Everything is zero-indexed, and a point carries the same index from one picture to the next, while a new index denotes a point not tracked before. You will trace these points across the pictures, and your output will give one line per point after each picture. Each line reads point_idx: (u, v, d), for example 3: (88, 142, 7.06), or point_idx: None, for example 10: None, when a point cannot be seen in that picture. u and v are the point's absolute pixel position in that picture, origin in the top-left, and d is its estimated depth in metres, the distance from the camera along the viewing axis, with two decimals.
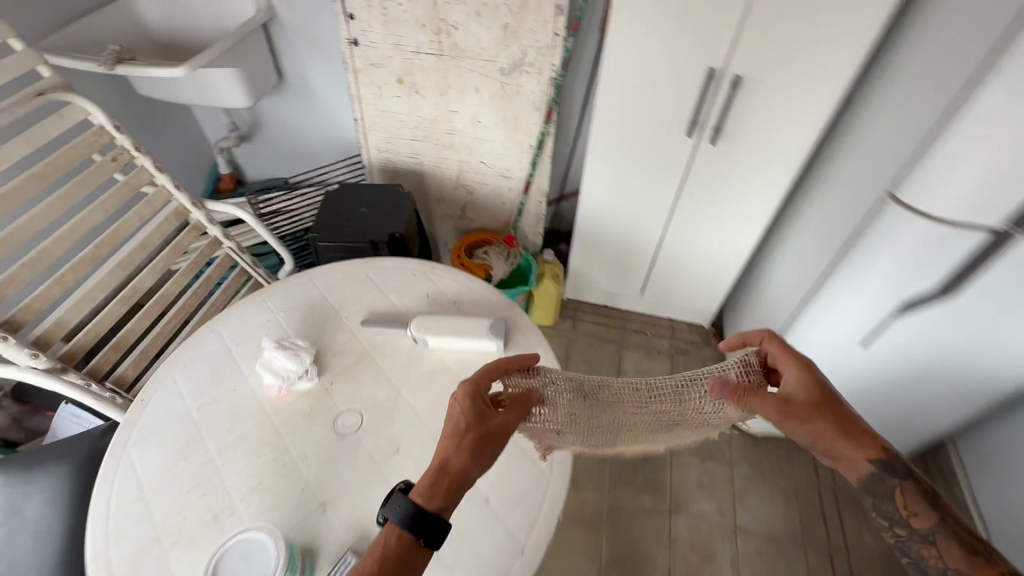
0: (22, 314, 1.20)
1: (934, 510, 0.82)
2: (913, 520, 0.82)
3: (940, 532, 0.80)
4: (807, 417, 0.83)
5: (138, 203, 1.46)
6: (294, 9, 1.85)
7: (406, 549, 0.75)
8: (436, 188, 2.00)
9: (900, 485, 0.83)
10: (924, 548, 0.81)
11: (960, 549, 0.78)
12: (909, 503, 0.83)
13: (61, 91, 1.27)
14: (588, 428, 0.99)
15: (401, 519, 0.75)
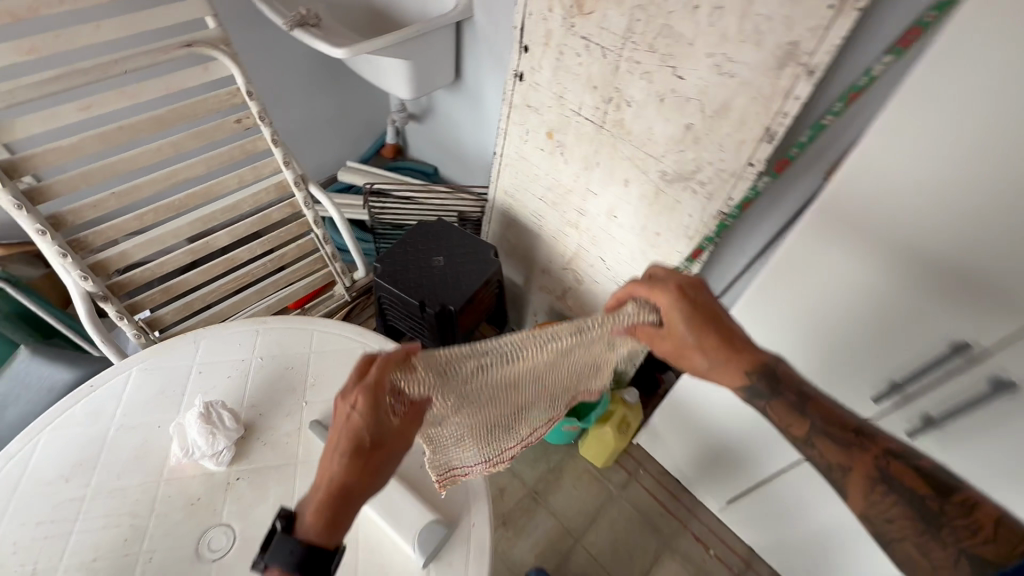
0: (93, 237, 1.27)
1: (807, 418, 0.82)
2: (794, 431, 0.83)
3: (817, 433, 0.80)
4: (685, 344, 0.87)
5: (245, 167, 1.45)
6: (490, 16, 1.66)
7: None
8: (545, 257, 1.69)
9: (772, 401, 0.85)
10: (814, 450, 0.80)
11: (839, 447, 0.78)
12: (778, 411, 0.85)
13: (207, 47, 1.26)
14: (474, 395, 0.83)
15: (291, 558, 0.69)
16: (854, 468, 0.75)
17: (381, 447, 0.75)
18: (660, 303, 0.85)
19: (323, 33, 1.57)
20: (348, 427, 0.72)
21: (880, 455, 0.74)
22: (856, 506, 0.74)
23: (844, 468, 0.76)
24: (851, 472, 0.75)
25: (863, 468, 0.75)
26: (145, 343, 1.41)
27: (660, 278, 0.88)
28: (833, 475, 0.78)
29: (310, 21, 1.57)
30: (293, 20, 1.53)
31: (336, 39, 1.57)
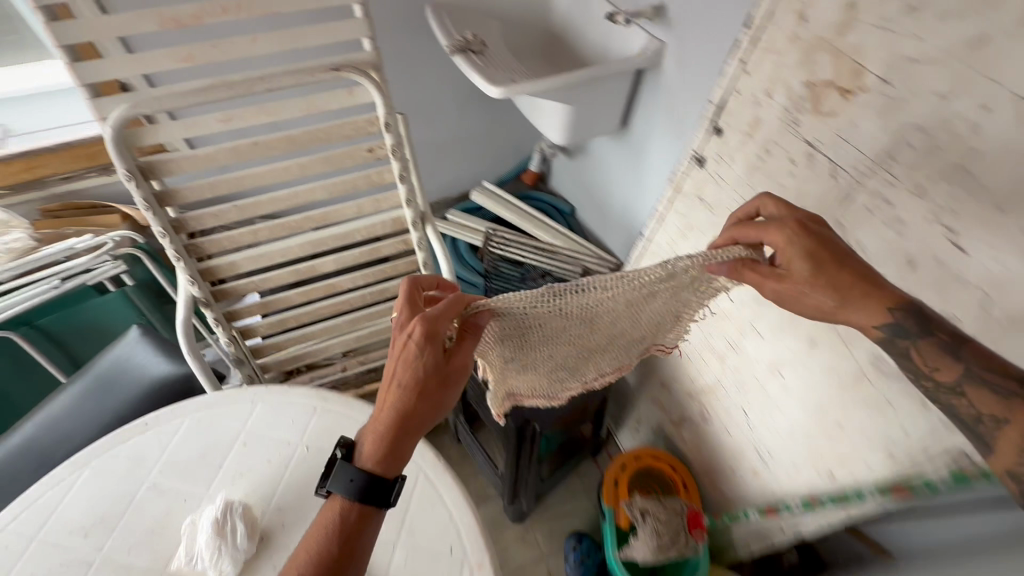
0: (208, 244, 1.25)
1: (961, 361, 0.66)
2: (940, 377, 0.67)
3: (969, 378, 0.64)
4: (807, 285, 0.73)
5: (366, 197, 1.35)
6: (680, 69, 1.35)
7: (361, 507, 0.76)
8: (669, 370, 1.38)
9: (917, 343, 0.69)
10: (958, 401, 0.65)
11: (994, 396, 0.62)
12: (928, 353, 0.68)
13: (355, 73, 1.15)
14: (531, 336, 0.83)
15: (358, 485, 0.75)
16: (1007, 423, 0.60)
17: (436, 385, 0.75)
18: (773, 241, 0.75)
19: (484, 62, 1.40)
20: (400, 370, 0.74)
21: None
22: (998, 464, 0.61)
23: (995, 421, 0.62)
24: (1003, 426, 0.61)
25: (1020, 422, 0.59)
26: (235, 351, 1.40)
27: (769, 214, 0.79)
28: (983, 427, 0.63)
29: (474, 47, 1.40)
30: (457, 45, 1.38)
31: (496, 71, 1.38)
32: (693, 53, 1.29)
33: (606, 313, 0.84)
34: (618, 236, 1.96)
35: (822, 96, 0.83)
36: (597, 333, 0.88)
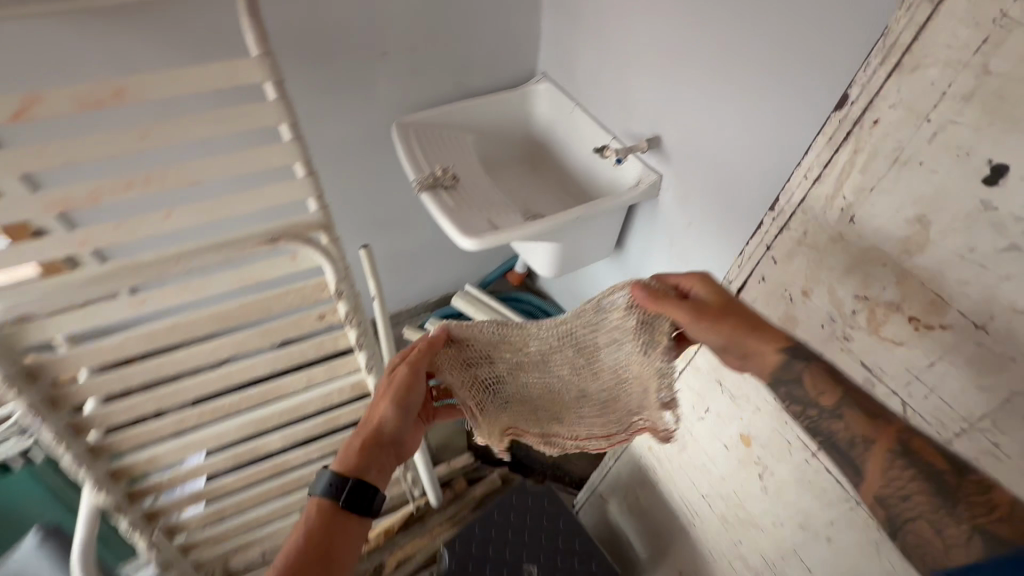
0: (119, 441, 1.02)
1: (841, 384, 0.64)
2: (823, 401, 0.65)
3: (845, 400, 0.64)
4: (717, 315, 0.71)
5: (318, 365, 1.13)
6: (680, 206, 1.18)
7: (337, 512, 0.75)
8: (687, 560, 1.14)
9: (806, 367, 0.67)
10: (833, 423, 0.64)
11: (864, 416, 0.62)
12: (814, 380, 0.66)
13: (296, 242, 0.96)
14: (491, 363, 0.87)
15: (328, 489, 0.75)
16: (875, 443, 0.60)
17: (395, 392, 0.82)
18: (693, 284, 0.74)
19: (457, 201, 1.22)
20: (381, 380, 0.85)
21: (902, 428, 0.59)
22: (869, 487, 0.60)
23: (863, 441, 0.61)
24: (871, 446, 0.60)
25: (884, 442, 0.60)
26: (158, 557, 1.14)
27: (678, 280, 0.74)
28: (854, 452, 0.62)
29: (446, 183, 1.22)
30: (425, 183, 1.20)
31: (471, 213, 1.20)
32: (697, 193, 1.12)
33: (558, 362, 0.86)
34: None
35: (883, 319, 0.64)
36: (560, 386, 0.90)
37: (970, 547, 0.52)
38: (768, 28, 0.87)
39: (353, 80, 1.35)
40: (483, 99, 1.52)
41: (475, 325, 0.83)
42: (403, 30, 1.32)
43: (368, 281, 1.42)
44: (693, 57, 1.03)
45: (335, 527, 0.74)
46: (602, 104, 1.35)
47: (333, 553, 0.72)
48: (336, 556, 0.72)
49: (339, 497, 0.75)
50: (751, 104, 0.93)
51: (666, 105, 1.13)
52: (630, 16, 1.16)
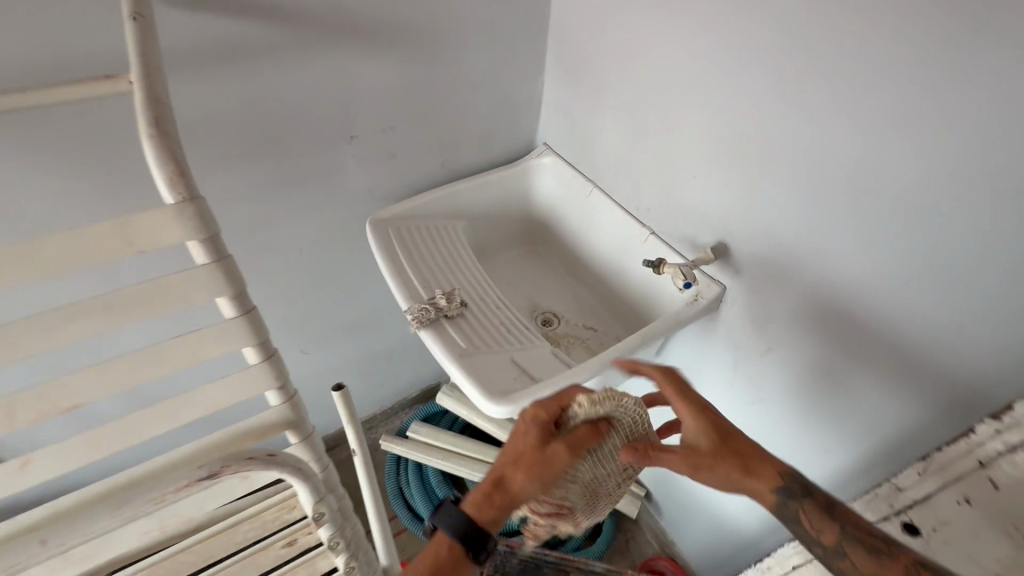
0: None
1: (835, 519, 0.63)
2: (823, 540, 0.63)
3: (849, 539, 0.61)
4: (713, 461, 0.64)
5: None
6: (755, 323, 0.94)
7: (458, 565, 0.67)
8: None
9: (802, 504, 0.64)
10: (842, 562, 0.61)
11: (873, 558, 0.59)
12: (813, 517, 0.63)
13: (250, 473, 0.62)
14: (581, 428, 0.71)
15: (455, 527, 0.67)
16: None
17: (545, 472, 0.68)
18: (680, 410, 0.69)
19: (468, 335, 0.92)
20: (517, 436, 0.70)
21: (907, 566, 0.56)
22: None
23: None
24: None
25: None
26: None
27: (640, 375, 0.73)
28: None
29: (453, 313, 0.93)
30: (426, 317, 0.90)
31: (491, 350, 0.91)
32: (784, 316, 0.87)
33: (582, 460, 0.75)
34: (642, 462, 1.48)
35: None
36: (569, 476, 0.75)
37: None
38: (922, 137, 0.62)
39: (311, 169, 1.04)
40: (476, 179, 1.23)
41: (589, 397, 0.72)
42: (374, 105, 1.02)
43: (345, 426, 1.06)
44: (784, 159, 0.78)
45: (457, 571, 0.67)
46: (636, 190, 1.10)
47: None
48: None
49: (466, 552, 0.67)
50: (881, 230, 0.69)
51: (737, 209, 0.89)
52: (682, 95, 0.91)
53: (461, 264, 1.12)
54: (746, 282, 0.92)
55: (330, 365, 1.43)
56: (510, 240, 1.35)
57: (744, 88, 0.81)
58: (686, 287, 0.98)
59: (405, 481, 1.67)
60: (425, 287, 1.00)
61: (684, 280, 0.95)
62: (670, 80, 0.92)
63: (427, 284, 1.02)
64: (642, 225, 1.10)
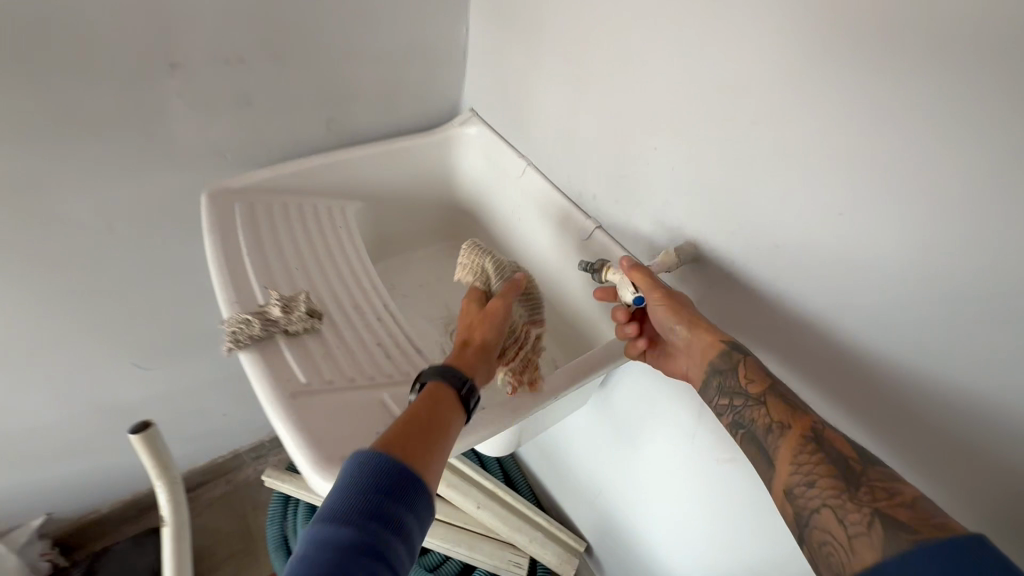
0: None
1: (771, 375, 0.56)
2: (750, 390, 0.55)
3: (774, 391, 0.54)
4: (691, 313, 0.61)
5: None
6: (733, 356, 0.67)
7: (456, 409, 0.56)
8: None
9: (745, 356, 0.57)
10: (757, 412, 0.54)
11: (789, 406, 0.52)
12: (749, 370, 0.56)
13: None
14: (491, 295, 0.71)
15: (443, 375, 0.57)
16: (790, 429, 0.51)
17: (499, 318, 0.65)
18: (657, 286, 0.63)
19: (315, 365, 0.60)
20: (463, 312, 0.70)
21: (813, 422, 0.51)
22: (778, 480, 0.49)
23: (779, 429, 0.52)
24: (786, 433, 0.51)
25: (801, 428, 0.50)
26: None
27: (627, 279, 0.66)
28: (762, 436, 0.53)
29: (295, 330, 0.61)
30: (246, 334, 0.58)
31: (346, 391, 0.60)
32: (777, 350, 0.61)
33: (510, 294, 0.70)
34: (584, 512, 1.19)
35: None
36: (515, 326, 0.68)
37: (874, 533, 0.41)
38: None
39: (111, 112, 0.71)
40: (372, 147, 0.92)
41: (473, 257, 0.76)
42: (205, 23, 0.70)
43: (154, 484, 0.76)
44: (801, 120, 0.52)
45: (455, 415, 0.55)
46: (578, 170, 0.81)
47: (449, 441, 0.53)
48: (451, 440, 0.53)
49: (456, 390, 0.57)
50: (954, 213, 0.44)
51: (719, 197, 0.62)
52: (648, 31, 0.64)
53: (337, 255, 0.80)
54: (726, 298, 0.65)
55: (187, 385, 1.10)
56: (426, 231, 1.06)
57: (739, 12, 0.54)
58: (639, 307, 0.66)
59: (291, 527, 1.27)
60: (267, 289, 0.68)
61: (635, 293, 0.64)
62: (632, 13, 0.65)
63: (273, 283, 0.70)
64: (585, 217, 0.81)
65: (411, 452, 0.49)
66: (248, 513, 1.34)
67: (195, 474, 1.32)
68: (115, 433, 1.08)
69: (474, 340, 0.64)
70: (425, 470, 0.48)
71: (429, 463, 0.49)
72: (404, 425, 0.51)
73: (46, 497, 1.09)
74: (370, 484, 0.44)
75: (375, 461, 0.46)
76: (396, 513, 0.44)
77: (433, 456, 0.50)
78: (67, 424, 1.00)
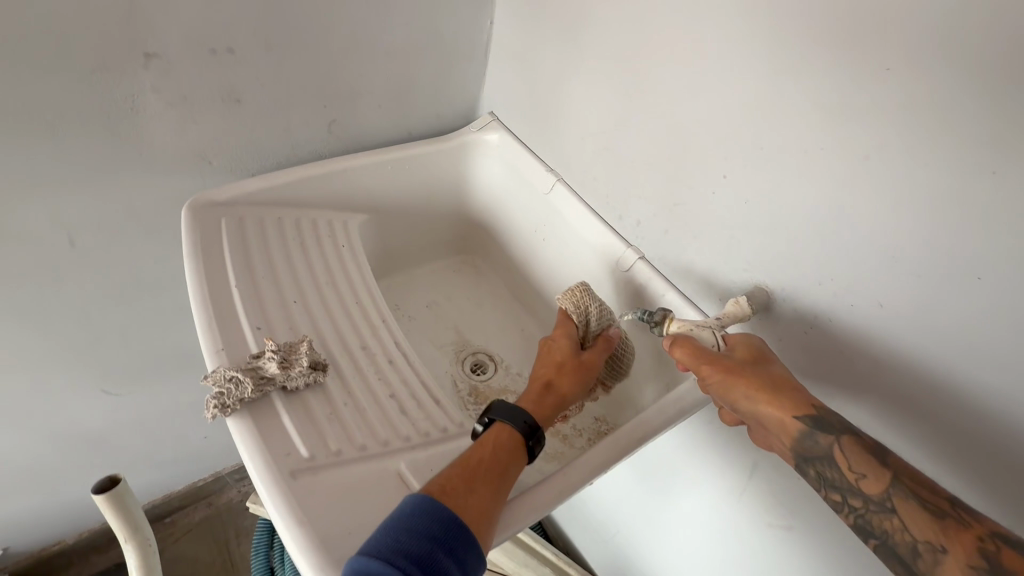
0: None
1: (889, 464, 0.44)
2: (865, 489, 0.44)
3: (898, 487, 0.42)
4: (754, 376, 0.49)
5: None
6: None
7: (517, 454, 0.50)
8: None
9: (839, 437, 0.45)
10: (888, 521, 0.42)
11: (929, 513, 0.41)
12: (854, 459, 0.45)
13: None
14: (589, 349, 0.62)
15: (512, 416, 0.52)
16: (942, 551, 0.40)
17: (587, 373, 0.60)
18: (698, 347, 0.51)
19: (319, 432, 0.50)
20: (556, 342, 0.62)
21: (969, 534, 0.39)
22: None
23: (928, 549, 0.40)
24: (941, 559, 0.39)
25: (960, 551, 0.39)
26: None
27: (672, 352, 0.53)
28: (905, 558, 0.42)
29: (294, 386, 0.51)
30: (235, 397, 0.47)
31: (357, 462, 0.49)
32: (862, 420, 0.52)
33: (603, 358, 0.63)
34: (596, 548, 1.09)
35: None
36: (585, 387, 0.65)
37: None
38: None
39: (68, 109, 0.58)
40: (381, 154, 0.81)
41: (580, 298, 0.63)
42: (187, 5, 0.58)
43: (124, 545, 0.68)
44: (930, 161, 0.42)
45: (515, 460, 0.50)
46: (621, 191, 0.71)
47: (503, 488, 0.48)
48: (506, 487, 0.48)
49: (524, 437, 0.51)
50: None
51: (804, 241, 0.52)
52: (724, 39, 0.53)
53: (340, 280, 0.69)
54: (804, 356, 0.55)
55: (163, 411, 0.97)
56: (436, 243, 0.95)
57: (856, 22, 0.43)
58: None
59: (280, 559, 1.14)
60: (260, 331, 0.57)
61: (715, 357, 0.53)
62: (703, 15, 0.54)
63: (267, 323, 0.59)
64: (628, 246, 0.72)
65: (456, 500, 0.44)
66: (230, 540, 1.22)
67: (172, 499, 1.19)
68: (78, 465, 0.95)
69: (559, 388, 0.58)
70: (470, 523, 0.44)
71: (477, 513, 0.45)
72: (456, 467, 0.47)
73: None
74: (411, 522, 0.41)
75: (415, 501, 0.43)
76: (431, 552, 0.40)
77: (481, 506, 0.45)
78: (19, 460, 0.87)
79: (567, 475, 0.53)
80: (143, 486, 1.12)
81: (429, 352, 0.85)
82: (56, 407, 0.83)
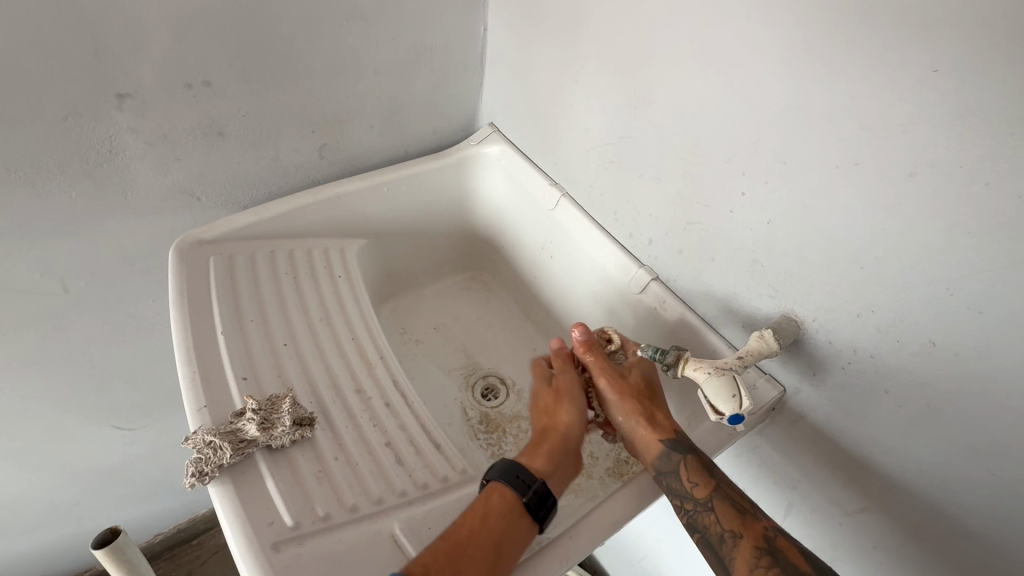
0: None
1: (717, 476, 0.50)
2: (695, 494, 0.48)
3: (719, 492, 0.48)
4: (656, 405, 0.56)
5: None
6: (838, 459, 0.51)
7: (512, 520, 0.47)
8: None
9: (685, 457, 0.51)
10: (706, 518, 0.48)
11: (735, 510, 0.47)
12: (691, 470, 0.50)
13: None
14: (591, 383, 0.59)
15: (507, 473, 0.50)
16: (742, 539, 0.45)
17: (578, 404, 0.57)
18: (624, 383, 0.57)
19: (307, 494, 0.47)
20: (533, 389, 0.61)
21: (763, 528, 0.46)
22: None
23: (731, 537, 0.46)
24: (738, 544, 0.45)
25: (751, 537, 0.45)
26: None
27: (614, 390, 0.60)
28: (721, 547, 0.46)
29: (280, 444, 0.49)
30: (213, 463, 0.45)
31: (347, 527, 0.46)
32: (915, 466, 0.46)
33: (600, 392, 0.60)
34: None
35: None
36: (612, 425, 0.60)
37: None
38: None
39: (46, 161, 0.56)
40: (375, 176, 0.77)
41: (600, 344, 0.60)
42: (159, 41, 0.55)
43: None
44: (993, 181, 0.35)
45: (511, 528, 0.46)
46: (629, 207, 0.65)
47: (499, 562, 0.44)
48: (501, 560, 0.44)
49: (520, 496, 0.48)
50: None
51: (839, 267, 0.45)
52: (731, 44, 0.47)
53: (336, 315, 0.66)
54: (840, 393, 0.49)
55: (178, 442, 0.97)
56: (442, 261, 0.91)
57: (887, 22, 0.37)
58: (732, 424, 0.48)
59: None
60: (246, 383, 0.55)
61: (734, 407, 0.46)
62: (707, 16, 0.48)
63: (255, 372, 0.56)
64: (639, 266, 0.66)
65: None
66: None
67: (198, 521, 1.17)
68: (100, 499, 0.95)
69: (557, 422, 0.56)
70: None
71: None
72: (443, 543, 0.44)
73: (29, 570, 0.97)
74: None
75: None
76: None
77: None
78: (42, 499, 0.87)
79: (574, 540, 0.49)
80: (166, 515, 1.11)
81: (437, 378, 0.80)
82: (71, 446, 0.83)
